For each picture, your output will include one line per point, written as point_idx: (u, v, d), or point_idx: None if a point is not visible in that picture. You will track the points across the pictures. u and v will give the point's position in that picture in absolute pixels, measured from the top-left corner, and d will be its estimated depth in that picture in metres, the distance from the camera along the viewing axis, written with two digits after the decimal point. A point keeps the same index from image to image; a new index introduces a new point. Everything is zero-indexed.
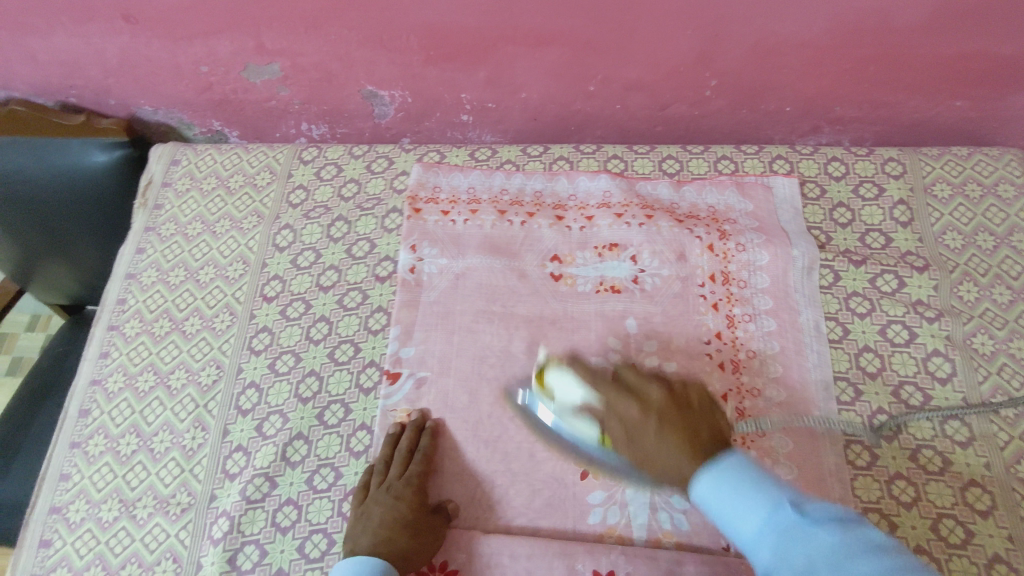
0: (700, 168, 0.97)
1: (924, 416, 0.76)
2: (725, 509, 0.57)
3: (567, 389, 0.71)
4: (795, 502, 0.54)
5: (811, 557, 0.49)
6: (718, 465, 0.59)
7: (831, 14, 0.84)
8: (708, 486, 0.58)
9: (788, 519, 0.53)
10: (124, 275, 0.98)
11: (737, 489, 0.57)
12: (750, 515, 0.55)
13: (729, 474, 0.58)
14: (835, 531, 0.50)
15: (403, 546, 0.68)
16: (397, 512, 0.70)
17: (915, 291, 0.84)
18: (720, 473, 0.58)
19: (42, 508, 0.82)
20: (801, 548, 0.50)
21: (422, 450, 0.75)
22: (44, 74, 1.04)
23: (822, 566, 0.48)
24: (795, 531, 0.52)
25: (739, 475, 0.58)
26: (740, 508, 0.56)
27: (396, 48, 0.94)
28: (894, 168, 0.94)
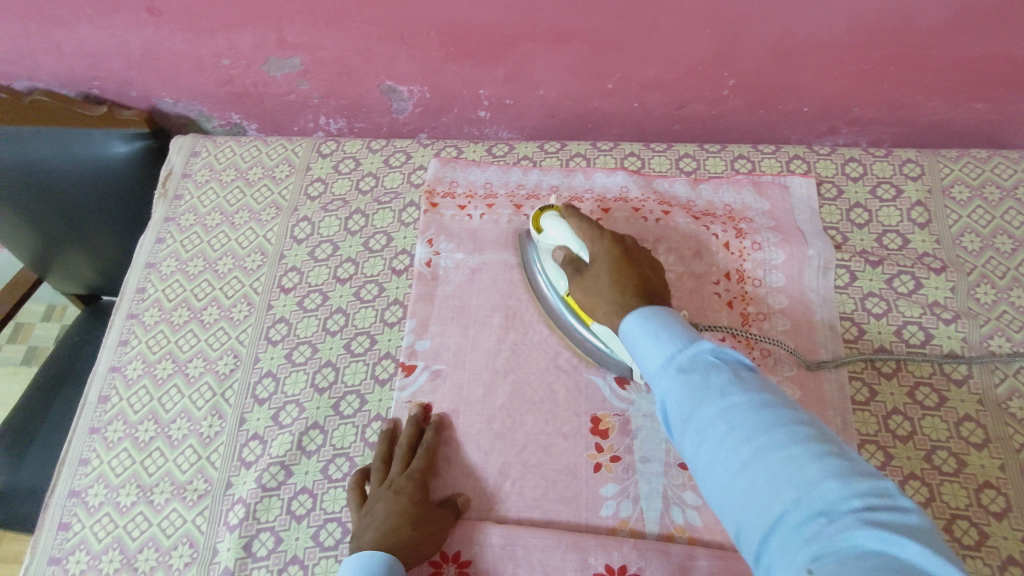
0: (716, 167, 0.97)
1: (939, 417, 0.76)
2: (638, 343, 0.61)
3: (552, 232, 0.80)
4: (702, 341, 0.58)
5: (707, 389, 0.52)
6: (646, 310, 0.63)
7: (851, 15, 0.84)
8: (636, 319, 0.63)
9: (692, 354, 0.56)
10: (144, 264, 1.00)
11: (655, 327, 0.61)
12: (659, 347, 0.59)
13: (652, 315, 0.62)
14: (736, 372, 0.54)
15: (407, 538, 0.68)
16: (398, 505, 0.70)
17: (932, 293, 0.84)
18: (644, 316, 0.63)
19: (62, 492, 0.83)
20: (699, 378, 0.54)
21: (425, 444, 0.76)
22: (68, 65, 1.05)
23: (714, 397, 0.52)
24: (697, 365, 0.55)
25: (660, 318, 0.62)
26: (652, 342, 0.60)
27: (416, 43, 0.95)
28: (911, 170, 0.94)
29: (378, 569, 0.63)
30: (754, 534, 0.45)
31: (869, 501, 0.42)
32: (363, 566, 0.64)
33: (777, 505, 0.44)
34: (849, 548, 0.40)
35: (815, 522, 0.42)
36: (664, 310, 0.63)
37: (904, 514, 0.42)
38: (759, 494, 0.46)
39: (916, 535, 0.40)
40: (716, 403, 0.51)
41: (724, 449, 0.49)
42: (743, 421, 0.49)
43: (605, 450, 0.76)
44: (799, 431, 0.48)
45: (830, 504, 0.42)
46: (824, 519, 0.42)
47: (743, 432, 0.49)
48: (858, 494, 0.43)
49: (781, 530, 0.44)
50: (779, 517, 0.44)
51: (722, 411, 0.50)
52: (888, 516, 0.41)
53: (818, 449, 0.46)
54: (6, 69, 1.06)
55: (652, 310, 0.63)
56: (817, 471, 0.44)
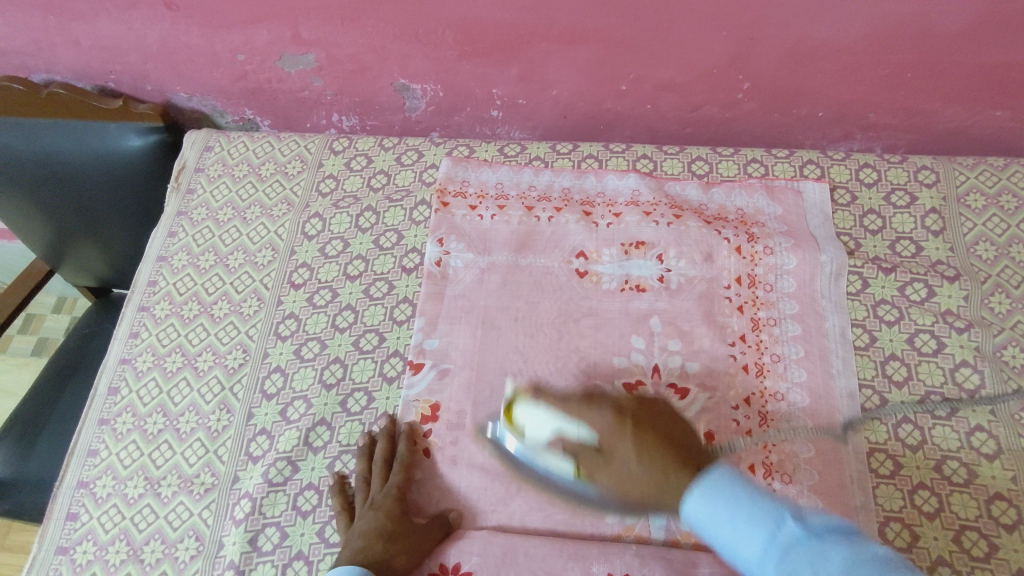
0: (729, 170, 0.96)
1: (951, 427, 0.75)
2: (722, 527, 0.58)
3: (538, 421, 0.71)
4: (793, 518, 0.55)
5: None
6: (709, 480, 0.60)
7: (869, 19, 0.84)
8: (702, 500, 0.60)
9: (790, 536, 0.54)
10: (156, 257, 1.00)
11: (735, 504, 0.58)
12: (750, 535, 0.56)
13: (723, 489, 0.59)
14: (846, 547, 0.50)
15: (378, 552, 0.67)
16: (376, 522, 0.70)
17: (945, 301, 0.83)
18: (713, 492, 0.60)
19: (70, 482, 0.83)
20: (807, 566, 0.51)
21: (399, 458, 0.76)
22: (85, 58, 1.06)
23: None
24: (800, 550, 0.52)
25: (734, 491, 0.59)
26: (742, 529, 0.57)
27: (431, 42, 0.95)
28: (927, 177, 0.93)
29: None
30: None
31: None
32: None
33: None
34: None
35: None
36: (728, 475, 0.61)
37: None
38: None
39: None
40: None
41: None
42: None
43: None
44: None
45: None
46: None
47: None
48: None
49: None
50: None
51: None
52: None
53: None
54: (23, 62, 1.07)
55: (714, 480, 0.60)
56: None
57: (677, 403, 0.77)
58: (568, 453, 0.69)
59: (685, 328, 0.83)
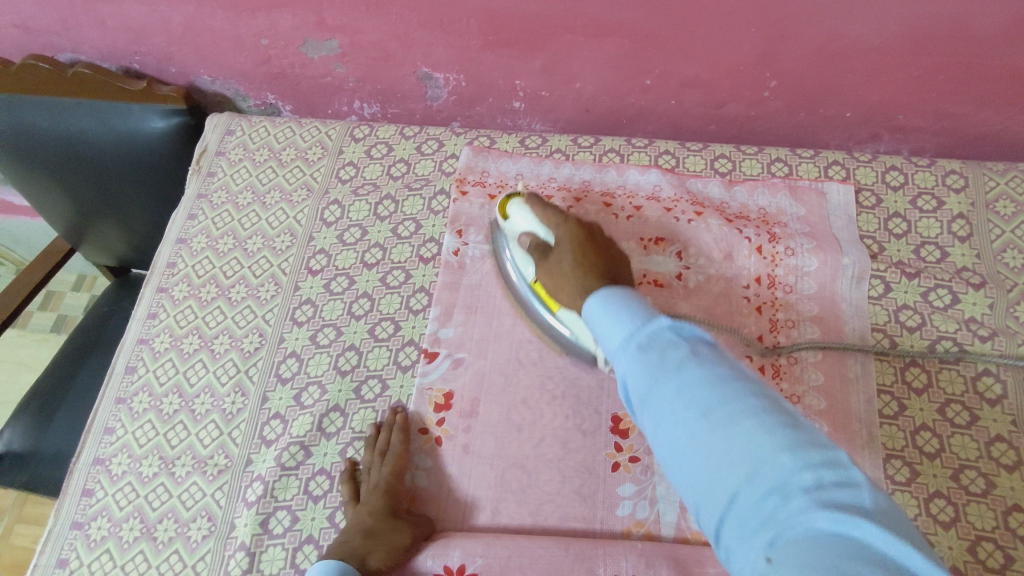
0: (752, 169, 0.95)
1: (970, 436, 0.74)
2: (599, 319, 0.58)
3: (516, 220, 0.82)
4: (662, 316, 0.55)
5: (662, 367, 0.50)
6: (607, 290, 0.60)
7: (903, 18, 0.82)
8: (596, 301, 0.59)
9: (652, 331, 0.53)
10: (175, 239, 1.01)
11: (614, 303, 0.58)
12: (617, 326, 0.56)
13: (614, 292, 0.59)
14: (693, 348, 0.51)
15: (357, 544, 0.68)
16: (362, 516, 0.70)
17: (969, 309, 0.82)
18: (605, 295, 0.60)
19: (86, 458, 0.84)
20: (655, 355, 0.51)
21: (393, 450, 0.76)
22: (110, 39, 1.06)
23: (669, 374, 0.49)
24: (655, 344, 0.52)
25: (622, 300, 0.58)
26: (613, 319, 0.56)
27: (455, 31, 0.95)
28: (955, 181, 0.92)
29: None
30: (715, 516, 0.43)
31: (822, 475, 0.40)
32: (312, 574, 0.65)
33: (732, 484, 0.43)
34: (804, 533, 0.38)
35: (772, 504, 0.40)
36: (627, 289, 0.60)
37: (860, 493, 0.40)
38: (716, 478, 0.44)
39: (875, 516, 0.39)
40: (671, 383, 0.49)
41: (680, 429, 0.47)
42: (699, 396, 0.47)
43: (625, 450, 0.76)
44: (751, 407, 0.45)
45: (784, 485, 0.40)
46: (782, 502, 0.40)
47: (699, 411, 0.46)
48: (812, 467, 0.41)
49: (736, 511, 0.42)
50: (734, 496, 0.42)
51: (679, 389, 0.48)
52: (836, 499, 0.39)
53: (769, 419, 0.44)
54: (50, 40, 1.08)
55: (611, 290, 0.60)
56: (774, 446, 0.42)
57: None
58: (532, 251, 0.80)
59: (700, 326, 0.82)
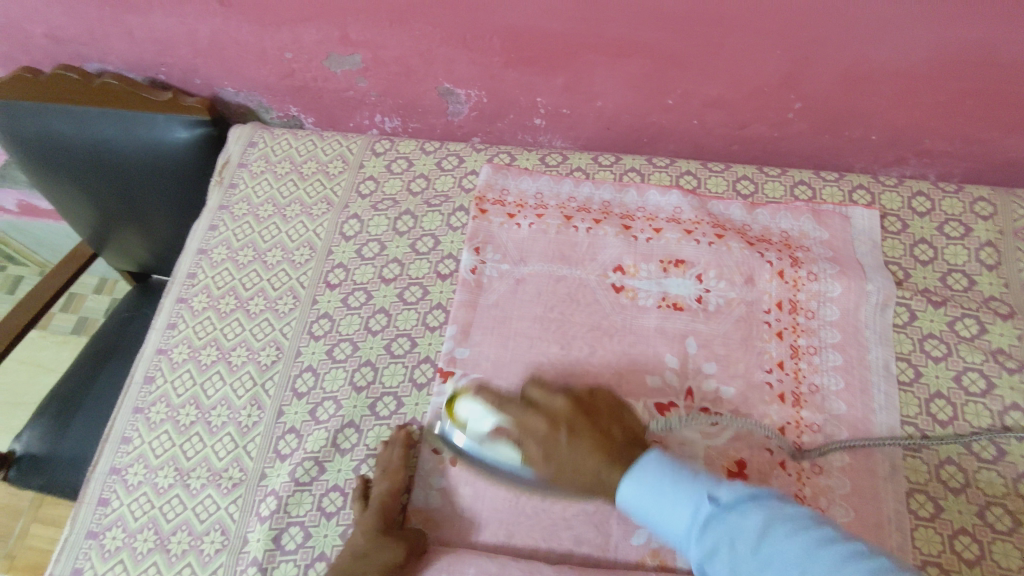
0: (775, 191, 0.94)
1: (997, 472, 0.73)
2: (654, 510, 0.59)
3: (477, 418, 0.69)
4: (717, 492, 0.56)
5: (744, 556, 0.50)
6: (637, 468, 0.61)
7: (932, 43, 0.81)
8: (630, 487, 0.61)
9: (709, 514, 0.55)
10: (196, 250, 1.01)
11: (658, 491, 0.59)
12: (680, 514, 0.57)
13: (647, 473, 0.60)
14: (759, 518, 0.51)
15: (346, 567, 0.68)
16: (355, 536, 0.71)
17: (996, 339, 0.80)
18: (637, 475, 0.61)
19: (103, 467, 0.85)
20: (731, 543, 0.52)
21: (391, 467, 0.76)
22: (137, 50, 1.08)
23: (748, 560, 0.50)
24: (718, 530, 0.53)
25: (658, 474, 0.60)
26: (670, 507, 0.58)
27: (477, 48, 0.95)
28: (983, 208, 0.90)
29: None
30: None
31: None
32: None
33: None
34: None
35: None
36: (650, 456, 0.62)
37: None
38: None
39: None
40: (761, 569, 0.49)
41: None
42: (779, 566, 0.49)
43: None
44: (833, 559, 0.47)
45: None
46: None
47: None
48: None
49: None
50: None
51: (760, 566, 0.49)
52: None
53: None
54: (79, 50, 1.10)
55: (640, 466, 0.61)
56: None
57: (710, 429, 0.76)
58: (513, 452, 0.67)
59: (720, 352, 0.81)
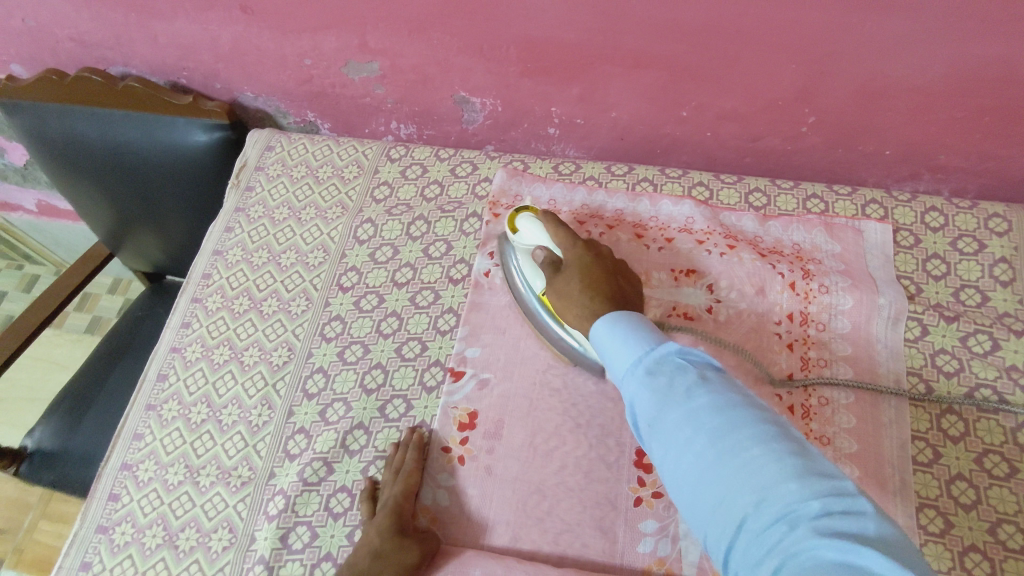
0: (788, 204, 0.95)
1: (1009, 489, 0.72)
2: (612, 346, 0.60)
3: (530, 231, 0.81)
4: (674, 343, 0.57)
5: (670, 392, 0.52)
6: (619, 315, 0.63)
7: (948, 59, 0.81)
8: (606, 326, 0.62)
9: (659, 355, 0.56)
10: (212, 251, 1.03)
11: (627, 331, 0.60)
12: (627, 351, 0.58)
13: (626, 318, 0.62)
14: (701, 375, 0.53)
15: (364, 566, 0.68)
16: (369, 535, 0.70)
17: (1010, 356, 0.80)
18: (616, 320, 0.62)
19: (115, 463, 0.86)
20: (665, 381, 0.53)
21: (405, 467, 0.76)
22: (160, 55, 1.10)
23: (676, 402, 0.51)
24: (664, 369, 0.54)
25: (631, 322, 0.61)
26: (624, 344, 0.59)
27: (494, 57, 0.96)
28: (998, 225, 0.90)
29: None
30: (721, 538, 0.45)
31: (828, 503, 0.42)
32: None
33: (738, 505, 0.45)
34: (805, 554, 0.39)
35: (778, 524, 0.42)
36: (637, 315, 0.63)
37: (863, 519, 0.41)
38: (725, 497, 0.45)
39: (876, 542, 0.40)
40: (679, 410, 0.51)
41: (690, 456, 0.49)
42: (699, 411, 0.50)
43: (648, 484, 0.74)
44: (752, 432, 0.48)
45: (789, 502, 0.43)
46: (787, 523, 0.42)
47: (707, 437, 0.49)
48: (820, 496, 0.42)
49: (743, 534, 0.44)
50: (743, 517, 0.44)
51: (682, 414, 0.51)
52: (836, 514, 0.41)
53: (778, 448, 0.46)
54: (103, 54, 1.12)
55: (623, 315, 0.63)
56: (785, 474, 0.44)
57: None
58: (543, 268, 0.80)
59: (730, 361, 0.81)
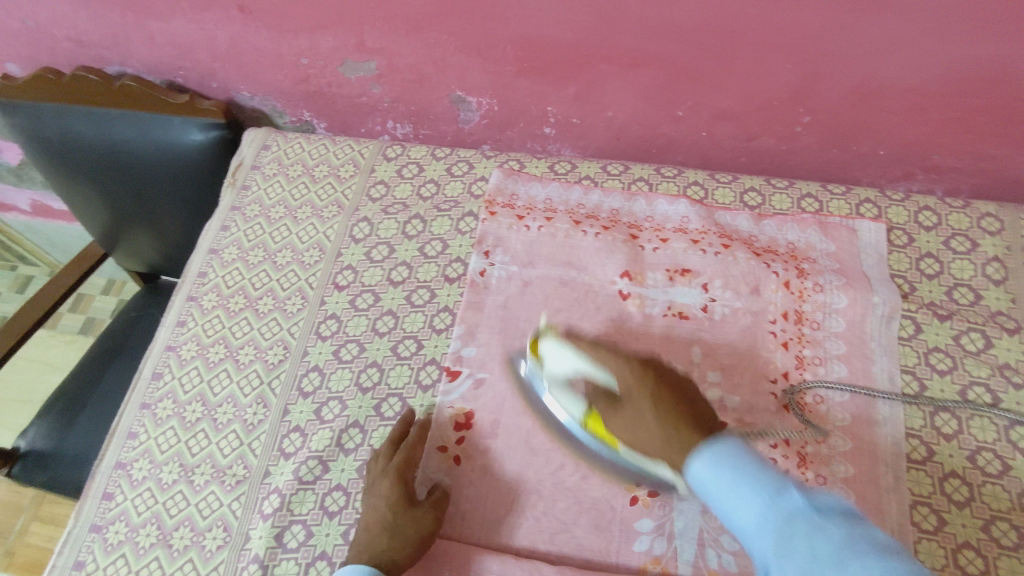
0: (782, 204, 0.95)
1: (1002, 486, 0.72)
2: (725, 493, 0.57)
3: (560, 359, 0.75)
4: (802, 492, 0.53)
5: (814, 557, 0.47)
6: (717, 448, 0.60)
7: (942, 60, 0.81)
8: (707, 465, 0.59)
9: (791, 511, 0.52)
10: (207, 249, 1.03)
11: (737, 472, 0.57)
12: (753, 505, 0.55)
13: (730, 457, 0.59)
14: (844, 528, 0.48)
15: (382, 545, 0.69)
16: (379, 512, 0.71)
17: (1003, 354, 0.80)
18: (719, 458, 0.59)
19: (109, 462, 0.86)
20: (804, 541, 0.49)
21: (406, 444, 0.77)
22: (157, 54, 1.10)
23: (827, 564, 0.46)
24: (800, 527, 0.50)
25: (744, 462, 0.58)
26: (744, 496, 0.56)
27: (490, 57, 0.96)
28: (990, 224, 0.90)
29: None
30: None
31: None
32: None
33: None
34: None
35: None
36: (740, 446, 0.59)
37: None
38: None
39: None
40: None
41: None
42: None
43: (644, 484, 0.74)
44: None
45: None
46: None
47: None
48: None
49: None
50: None
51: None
52: None
53: None
54: (100, 53, 1.12)
55: (723, 447, 0.60)
56: None
57: None
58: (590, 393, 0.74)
59: (725, 360, 0.81)
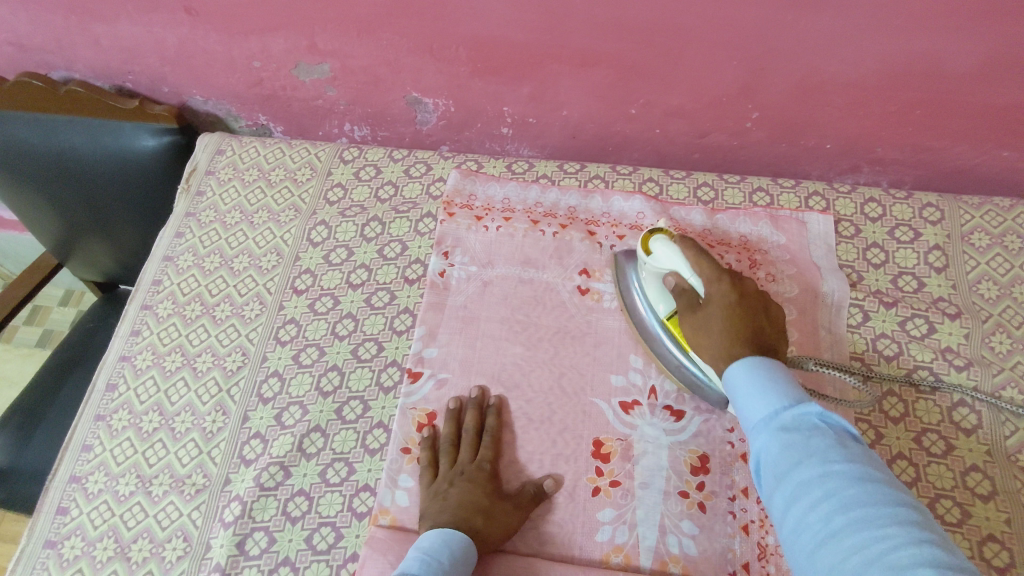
0: (734, 198, 0.97)
1: (946, 466, 0.75)
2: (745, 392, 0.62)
3: (665, 258, 0.75)
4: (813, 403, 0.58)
5: (808, 451, 0.53)
6: (757, 359, 0.64)
7: (880, 55, 0.84)
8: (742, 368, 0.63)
9: (799, 414, 0.57)
10: (162, 257, 1.01)
11: (764, 381, 0.61)
12: (763, 402, 0.60)
13: (763, 370, 0.62)
14: (840, 441, 0.54)
15: (479, 525, 0.69)
16: (473, 494, 0.71)
17: (945, 338, 0.83)
18: (754, 366, 0.63)
19: (63, 476, 0.84)
20: (801, 439, 0.55)
21: (490, 430, 0.77)
22: (103, 58, 1.07)
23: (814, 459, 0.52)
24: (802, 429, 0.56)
25: (772, 373, 0.62)
26: (760, 394, 0.60)
27: (444, 57, 0.96)
28: (931, 214, 0.94)
29: (457, 545, 0.65)
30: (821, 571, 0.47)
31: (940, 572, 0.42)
32: (444, 539, 0.66)
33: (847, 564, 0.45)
34: None
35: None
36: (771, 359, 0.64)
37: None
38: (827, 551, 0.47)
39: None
40: (814, 468, 0.52)
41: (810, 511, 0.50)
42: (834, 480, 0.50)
43: (606, 474, 0.75)
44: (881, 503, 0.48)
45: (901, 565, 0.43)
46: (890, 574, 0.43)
47: (837, 503, 0.49)
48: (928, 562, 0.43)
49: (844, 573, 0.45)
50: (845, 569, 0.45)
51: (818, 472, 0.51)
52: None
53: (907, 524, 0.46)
54: (44, 58, 1.09)
55: (760, 359, 0.63)
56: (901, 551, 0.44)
57: (672, 425, 0.78)
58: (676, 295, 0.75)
59: None
